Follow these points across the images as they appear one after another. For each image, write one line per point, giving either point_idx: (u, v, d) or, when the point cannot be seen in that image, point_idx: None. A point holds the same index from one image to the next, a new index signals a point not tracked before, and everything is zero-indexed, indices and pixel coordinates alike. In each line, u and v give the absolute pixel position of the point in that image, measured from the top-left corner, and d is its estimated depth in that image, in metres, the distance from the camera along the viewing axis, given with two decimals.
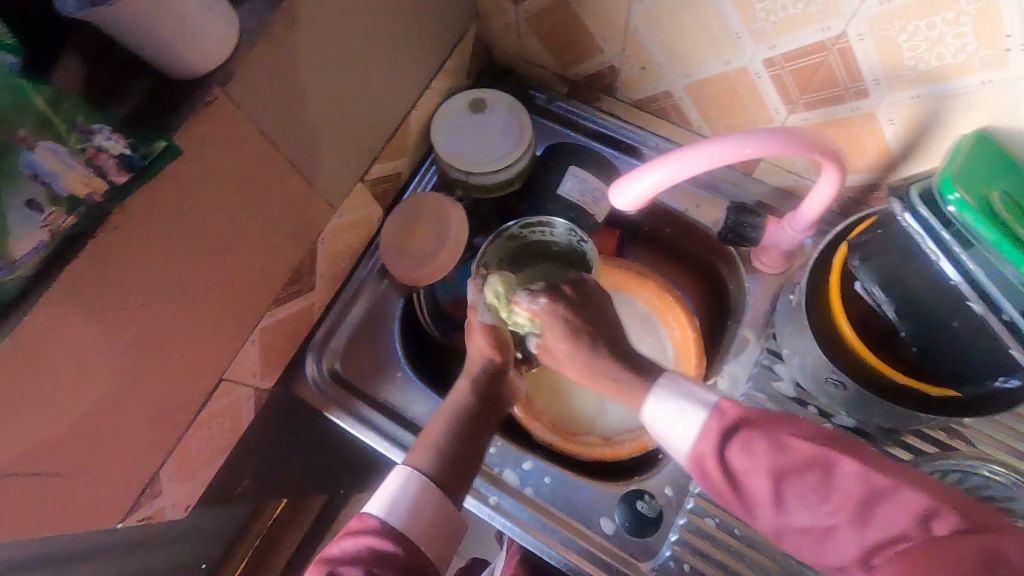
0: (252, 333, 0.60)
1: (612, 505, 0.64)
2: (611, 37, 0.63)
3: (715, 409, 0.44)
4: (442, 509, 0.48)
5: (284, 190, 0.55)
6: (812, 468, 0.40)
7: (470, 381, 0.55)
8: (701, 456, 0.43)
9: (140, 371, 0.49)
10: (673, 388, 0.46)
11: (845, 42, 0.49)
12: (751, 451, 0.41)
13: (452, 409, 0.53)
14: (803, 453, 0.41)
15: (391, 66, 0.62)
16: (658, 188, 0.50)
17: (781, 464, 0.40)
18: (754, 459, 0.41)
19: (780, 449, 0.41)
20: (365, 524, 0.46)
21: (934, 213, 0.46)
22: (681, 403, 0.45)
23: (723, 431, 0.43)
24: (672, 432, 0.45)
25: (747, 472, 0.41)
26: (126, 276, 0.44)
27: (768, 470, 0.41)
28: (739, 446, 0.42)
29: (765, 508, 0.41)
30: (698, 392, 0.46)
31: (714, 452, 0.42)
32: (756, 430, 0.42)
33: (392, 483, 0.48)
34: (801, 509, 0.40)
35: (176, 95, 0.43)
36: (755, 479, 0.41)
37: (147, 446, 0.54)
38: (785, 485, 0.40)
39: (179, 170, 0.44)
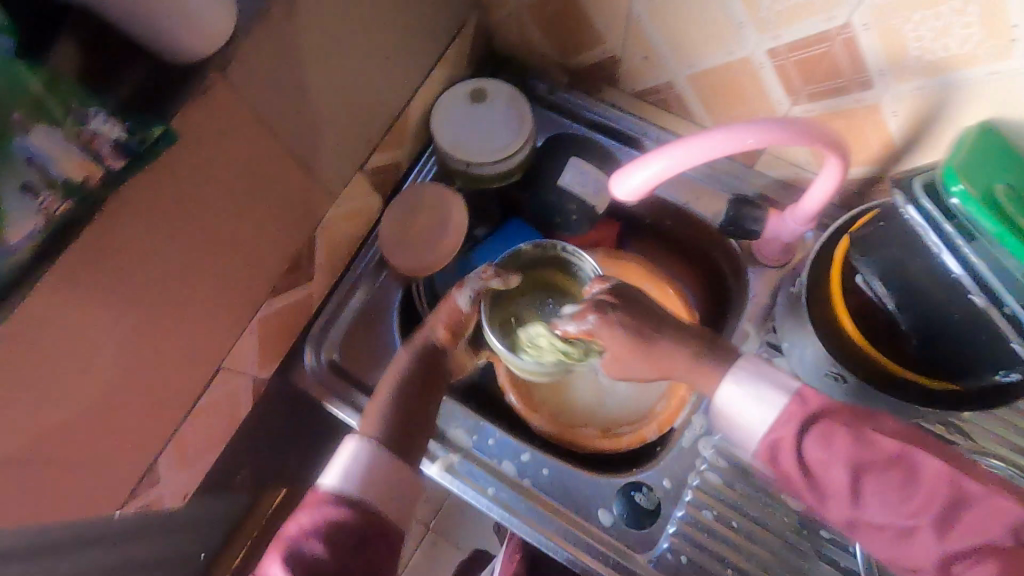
0: (251, 322, 0.60)
1: (611, 497, 0.64)
2: (614, 27, 0.62)
3: (797, 395, 0.47)
4: (390, 467, 0.50)
5: (284, 178, 0.54)
6: (894, 466, 0.43)
7: (411, 348, 0.58)
8: (778, 440, 0.46)
9: (137, 358, 0.49)
10: (753, 376, 0.49)
11: (850, 32, 0.48)
12: (830, 444, 0.44)
13: (398, 367, 0.58)
14: (887, 451, 0.44)
15: (392, 54, 0.61)
16: (660, 178, 0.49)
17: (863, 462, 0.43)
18: (834, 450, 0.44)
19: (862, 445, 0.44)
20: (320, 497, 0.48)
21: (937, 204, 0.46)
22: (760, 390, 0.48)
23: (805, 418, 0.46)
24: (751, 416, 0.48)
25: (823, 462, 0.44)
26: (124, 263, 0.44)
27: (848, 461, 0.43)
28: (815, 437, 0.45)
29: (842, 501, 0.44)
30: (778, 377, 0.48)
31: (793, 442, 0.45)
32: (835, 422, 0.45)
33: (344, 452, 0.50)
34: (881, 504, 0.43)
35: (173, 80, 0.42)
36: (832, 471, 0.44)
37: (145, 434, 0.54)
38: (863, 482, 0.44)
39: (177, 156, 0.43)
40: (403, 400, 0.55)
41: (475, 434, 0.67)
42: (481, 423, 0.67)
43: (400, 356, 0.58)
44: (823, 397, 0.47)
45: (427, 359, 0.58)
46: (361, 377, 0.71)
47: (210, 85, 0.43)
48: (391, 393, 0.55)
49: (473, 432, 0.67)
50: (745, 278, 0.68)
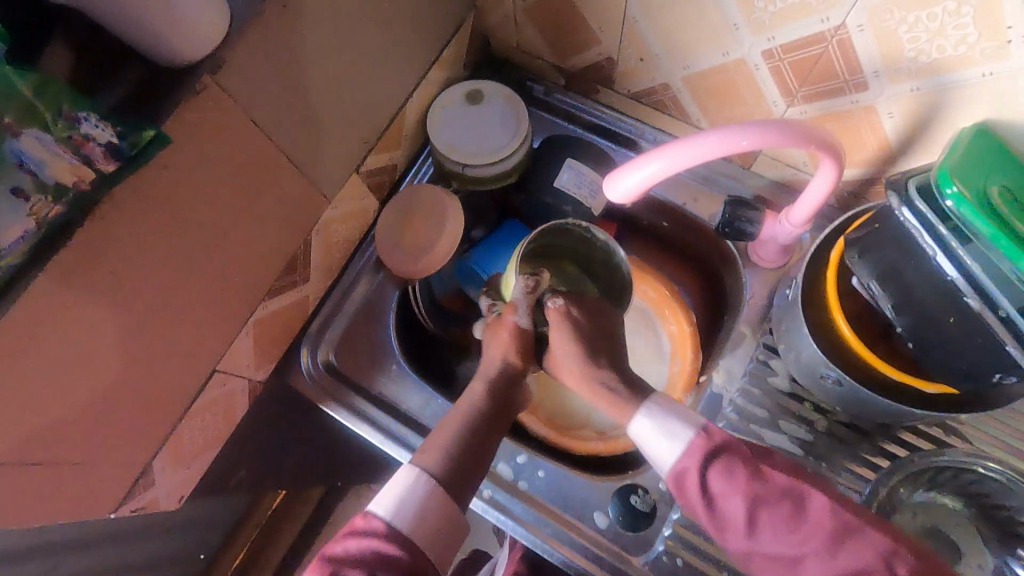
0: (247, 324, 0.60)
1: (606, 499, 0.64)
2: (610, 29, 0.62)
3: (691, 439, 0.49)
4: (445, 513, 0.48)
5: (279, 181, 0.54)
6: (785, 498, 0.45)
7: (486, 380, 0.56)
8: (684, 470, 0.48)
9: (132, 361, 0.49)
10: (663, 413, 0.51)
11: (845, 33, 0.48)
12: (730, 477, 0.46)
13: (458, 420, 0.54)
14: (780, 484, 0.45)
15: (387, 56, 0.61)
16: (652, 180, 0.49)
17: (757, 494, 0.45)
18: (734, 482, 0.46)
19: (760, 480, 0.45)
20: (368, 525, 0.46)
21: (932, 207, 0.45)
22: (664, 428, 0.50)
23: (709, 451, 0.48)
24: (662, 452, 0.50)
25: (724, 494, 0.46)
26: (119, 266, 0.44)
27: (745, 493, 0.45)
28: (717, 471, 0.47)
29: (738, 530, 0.45)
30: (687, 415, 0.51)
31: (699, 471, 0.47)
32: (736, 457, 0.47)
33: (399, 482, 0.48)
34: (773, 533, 0.44)
35: (165, 84, 0.42)
36: (732, 501, 0.45)
37: (141, 437, 0.54)
38: (759, 514, 0.44)
39: (170, 160, 0.43)
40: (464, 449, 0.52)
41: None
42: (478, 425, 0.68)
43: (475, 386, 0.56)
44: (728, 432, 0.49)
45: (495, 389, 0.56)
46: (358, 378, 0.71)
47: (204, 87, 0.43)
48: (450, 441, 0.52)
49: None
50: (742, 280, 0.68)
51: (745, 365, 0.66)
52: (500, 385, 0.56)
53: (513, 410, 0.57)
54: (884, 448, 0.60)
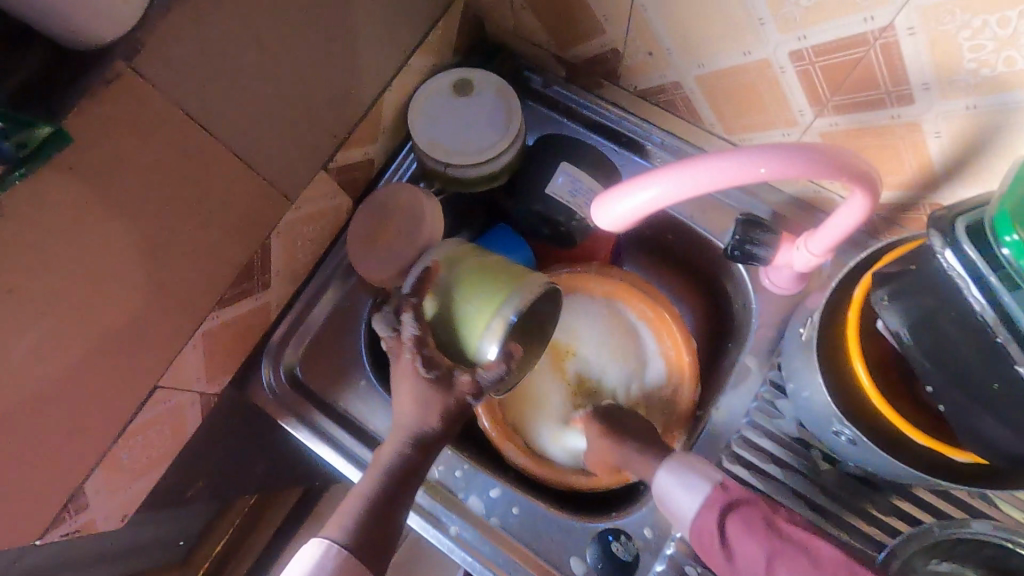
0: (192, 336, 0.54)
1: (584, 543, 0.58)
2: (615, 17, 0.54)
3: (709, 494, 0.49)
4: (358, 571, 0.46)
5: (224, 182, 0.48)
6: (802, 551, 0.44)
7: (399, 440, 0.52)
8: (705, 526, 0.48)
9: (45, 383, 0.43)
10: (681, 462, 0.52)
11: (892, 36, 0.40)
12: (749, 534, 0.45)
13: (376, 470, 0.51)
14: (801, 538, 0.45)
15: (359, 39, 0.53)
16: (651, 207, 0.42)
17: (776, 547, 0.44)
18: (752, 537, 0.45)
19: (780, 533, 0.45)
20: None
21: (984, 253, 0.38)
22: (685, 483, 0.50)
23: (727, 504, 0.48)
24: (679, 500, 0.50)
25: (743, 551, 0.45)
26: (17, 279, 0.38)
27: (765, 547, 0.44)
28: (737, 526, 0.46)
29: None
30: (703, 464, 0.51)
31: (717, 529, 0.47)
32: (754, 513, 0.47)
33: (304, 558, 0.45)
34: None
35: (70, 72, 0.35)
36: (752, 558, 0.45)
37: (65, 462, 0.49)
38: (775, 567, 0.44)
39: (75, 160, 0.37)
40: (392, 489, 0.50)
41: (442, 465, 0.61)
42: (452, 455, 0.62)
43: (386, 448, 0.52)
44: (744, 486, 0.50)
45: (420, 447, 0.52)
46: (323, 394, 0.66)
47: (117, 76, 0.36)
48: (357, 502, 0.49)
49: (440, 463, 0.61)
50: (749, 305, 0.61)
51: (748, 403, 0.59)
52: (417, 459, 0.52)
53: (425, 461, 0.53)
54: (899, 507, 0.54)
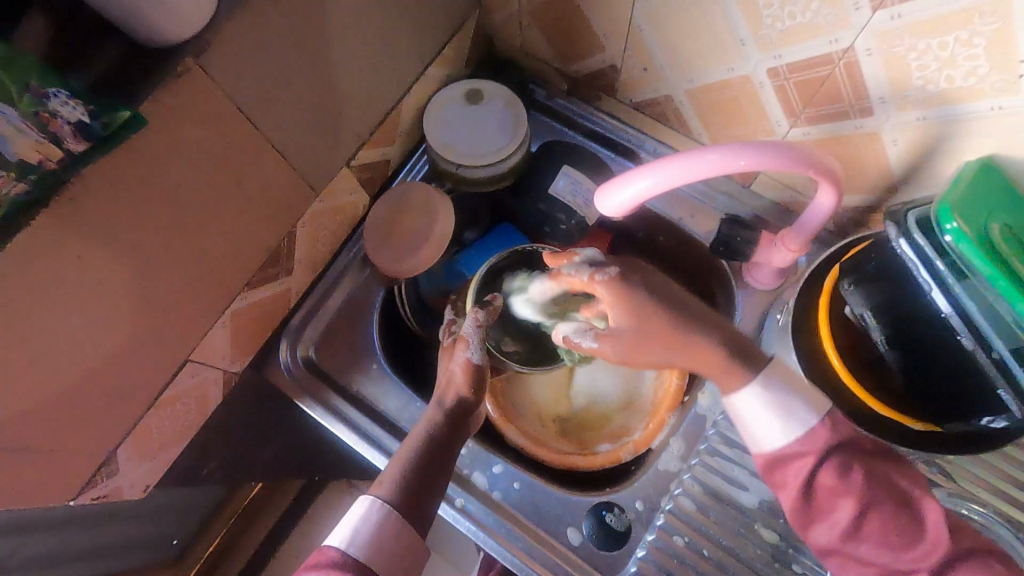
0: (223, 314, 0.58)
1: (581, 515, 0.62)
2: (615, 36, 0.60)
3: (811, 429, 0.45)
4: (404, 535, 0.47)
5: (263, 171, 0.53)
6: (903, 509, 0.43)
7: (437, 406, 0.55)
8: (790, 456, 0.45)
9: (97, 346, 0.47)
10: (783, 386, 0.47)
11: (853, 56, 0.47)
12: (847, 476, 0.43)
13: (417, 437, 0.53)
14: (900, 494, 0.43)
15: (385, 48, 0.59)
16: (648, 194, 0.48)
17: (874, 498, 0.43)
18: (850, 484, 0.43)
19: (877, 480, 0.43)
20: (325, 557, 0.45)
21: (931, 241, 0.44)
22: (775, 408, 0.46)
23: (829, 443, 0.45)
24: (766, 427, 0.46)
25: (835, 490, 0.43)
26: (86, 247, 0.42)
27: (858, 497, 0.43)
28: (832, 467, 0.44)
29: (836, 527, 0.44)
30: (810, 395, 0.46)
31: (811, 468, 0.44)
32: (857, 457, 0.44)
33: (356, 511, 0.47)
34: (876, 542, 0.43)
35: (145, 65, 0.41)
36: (841, 500, 0.43)
37: (104, 425, 0.53)
38: (869, 518, 0.42)
39: (145, 142, 0.42)
40: (429, 457, 0.51)
41: None
42: None
43: (428, 416, 0.54)
44: (851, 427, 0.46)
45: (450, 414, 0.55)
46: (337, 377, 0.70)
47: (185, 70, 0.41)
48: (408, 458, 0.51)
49: None
50: (733, 299, 0.67)
51: None
52: (454, 421, 0.54)
53: (464, 432, 0.56)
54: None
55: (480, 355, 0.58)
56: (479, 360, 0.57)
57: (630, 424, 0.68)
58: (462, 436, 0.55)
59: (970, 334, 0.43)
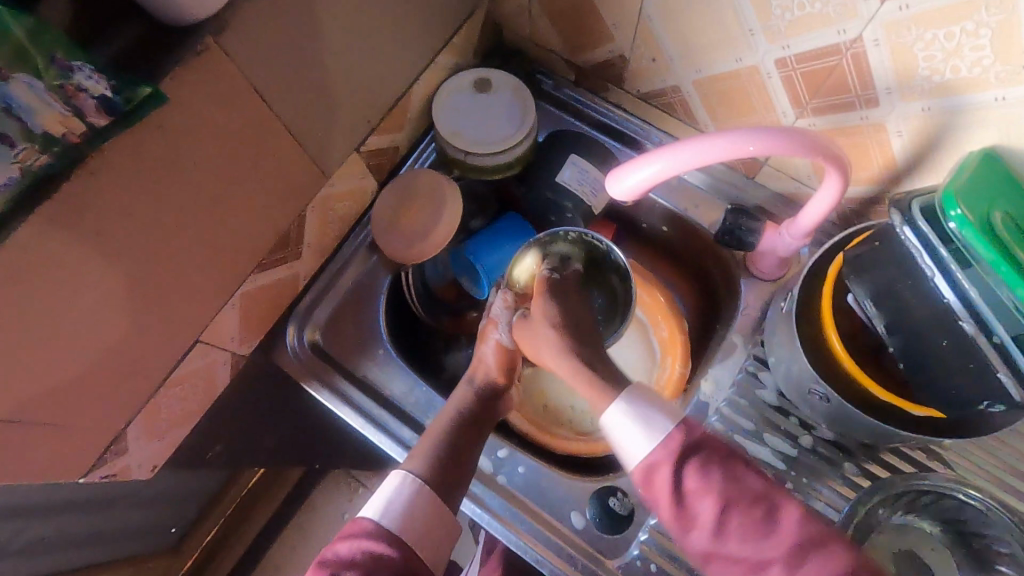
0: (234, 296, 0.59)
1: (585, 500, 0.63)
2: (624, 26, 0.61)
3: (668, 436, 0.49)
4: (434, 508, 0.51)
5: (276, 152, 0.53)
6: (758, 502, 0.45)
7: (472, 387, 0.62)
8: (653, 466, 0.49)
9: (113, 322, 0.48)
10: (638, 406, 0.52)
11: (860, 46, 0.47)
12: (705, 476, 0.47)
13: (450, 416, 0.60)
14: (754, 488, 0.46)
15: (397, 34, 0.60)
16: (657, 179, 0.48)
17: (730, 495, 0.46)
18: (709, 483, 0.46)
19: (732, 482, 0.46)
20: (358, 528, 0.49)
21: (935, 227, 0.45)
22: (634, 423, 0.51)
23: (683, 453, 0.48)
24: (634, 442, 0.51)
25: (698, 492, 0.46)
26: (104, 222, 0.43)
27: (716, 494, 0.46)
28: (693, 470, 0.47)
29: (702, 531, 0.46)
30: (663, 411, 0.51)
31: (671, 469, 0.48)
32: (712, 457, 0.48)
33: (388, 486, 0.51)
34: (739, 538, 0.45)
35: (166, 42, 0.41)
36: (703, 500, 0.46)
37: (116, 402, 0.53)
38: (728, 516, 0.45)
39: (165, 119, 0.42)
40: (456, 445, 0.57)
41: None
42: None
43: (461, 393, 0.62)
44: (705, 432, 0.50)
45: (478, 398, 0.62)
46: (344, 361, 0.71)
47: (205, 49, 0.42)
48: (443, 432, 0.58)
49: None
50: (736, 289, 0.68)
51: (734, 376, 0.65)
52: (483, 400, 0.62)
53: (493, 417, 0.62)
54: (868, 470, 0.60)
55: (509, 337, 0.64)
56: (507, 342, 0.64)
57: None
58: (488, 423, 0.62)
59: (971, 318, 0.45)
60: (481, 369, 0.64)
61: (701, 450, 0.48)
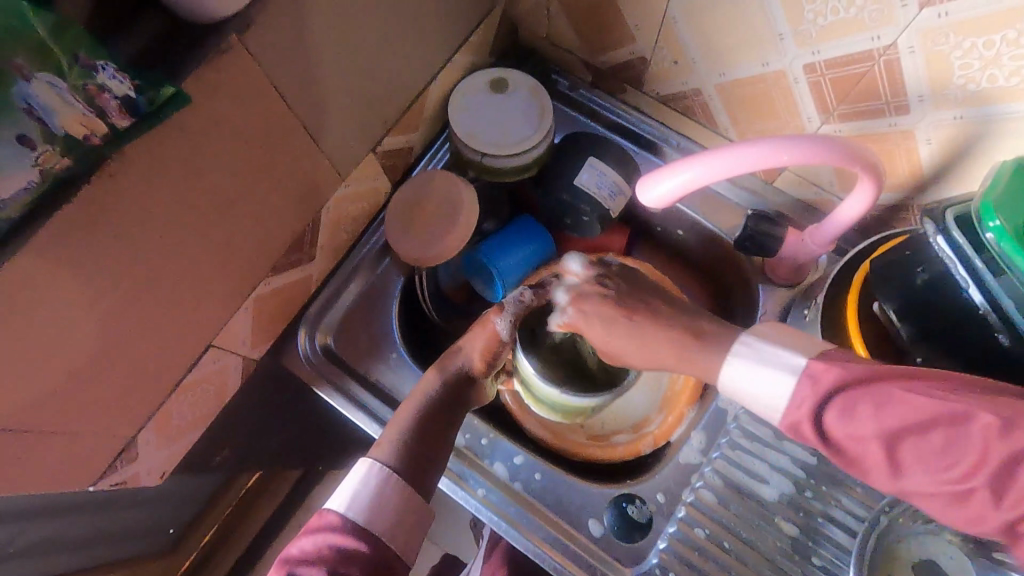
0: (246, 300, 0.57)
1: (602, 508, 0.62)
2: (647, 26, 0.60)
3: (805, 378, 0.44)
4: (402, 499, 0.50)
5: (293, 153, 0.52)
6: (934, 425, 0.37)
7: (445, 371, 0.59)
8: (797, 423, 0.43)
9: (126, 329, 0.46)
10: (762, 352, 0.47)
11: (895, 53, 0.47)
12: (849, 416, 0.40)
13: (423, 395, 0.58)
14: (926, 413, 0.38)
15: (415, 32, 0.58)
16: (693, 184, 0.47)
17: (895, 429, 0.38)
18: (859, 424, 0.39)
19: (893, 410, 0.39)
20: (325, 521, 0.48)
21: (968, 235, 0.45)
22: (765, 366, 0.46)
23: (822, 397, 0.42)
24: (764, 395, 0.46)
25: (851, 437, 0.40)
26: (120, 228, 0.41)
27: (872, 432, 0.39)
28: (835, 410, 0.41)
29: (881, 473, 0.40)
30: (785, 357, 0.46)
31: (814, 418, 0.42)
32: (858, 391, 0.40)
33: (356, 476, 0.50)
34: (922, 470, 0.38)
35: (187, 39, 0.39)
36: (863, 444, 0.39)
37: (126, 410, 0.52)
38: (899, 449, 0.39)
39: (185, 120, 0.40)
40: (423, 426, 0.55)
41: (469, 432, 0.66)
42: (478, 423, 0.66)
43: (431, 377, 0.59)
44: (845, 364, 0.43)
45: (450, 380, 0.58)
46: (355, 365, 0.69)
47: (228, 47, 0.40)
48: (414, 412, 0.56)
49: (466, 430, 0.66)
50: (754, 294, 0.67)
51: None
52: (453, 389, 0.58)
53: (468, 405, 0.60)
54: None
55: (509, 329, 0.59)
56: (505, 333, 0.59)
57: (646, 413, 0.69)
58: (459, 411, 0.59)
59: (1006, 328, 0.44)
60: (462, 355, 0.60)
61: (841, 389, 0.41)
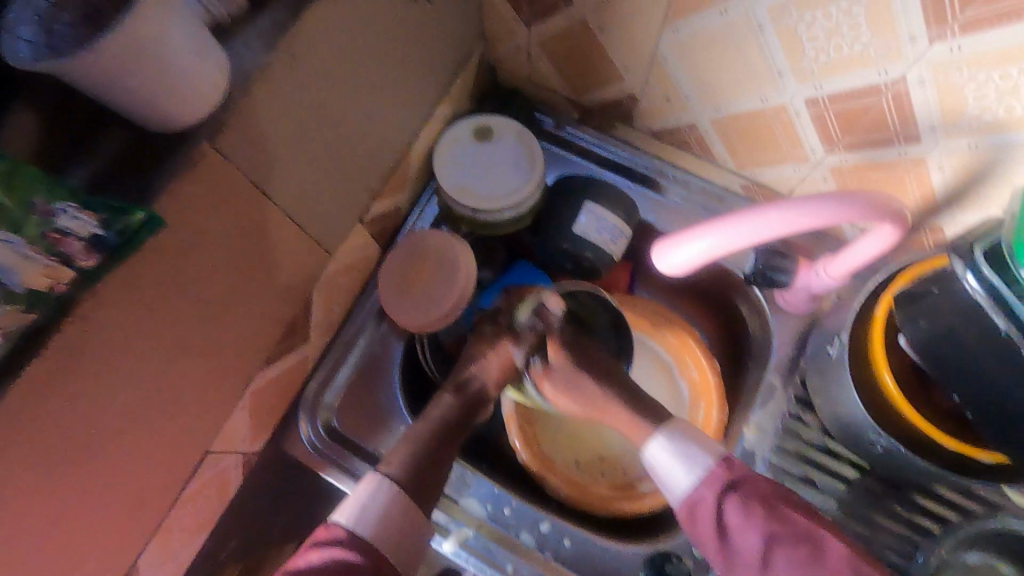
0: (243, 396, 0.53)
1: (637, 567, 0.60)
2: (634, 64, 0.57)
3: (721, 463, 0.48)
4: (407, 514, 0.48)
5: (280, 240, 0.48)
6: (804, 539, 0.44)
7: (462, 391, 0.58)
8: (698, 500, 0.47)
9: (117, 462, 0.42)
10: (683, 438, 0.50)
11: (903, 86, 0.45)
12: (746, 511, 0.45)
13: (431, 417, 0.56)
14: (800, 525, 0.44)
15: (393, 95, 0.55)
16: (713, 254, 0.47)
17: (775, 532, 0.44)
18: (750, 519, 0.45)
19: (776, 516, 0.45)
20: (331, 534, 0.46)
21: (1001, 273, 0.43)
22: (688, 448, 0.49)
23: (727, 485, 0.47)
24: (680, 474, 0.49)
25: (739, 528, 0.45)
26: (100, 364, 0.37)
27: (763, 530, 0.44)
28: (736, 504, 0.45)
29: (749, 565, 0.45)
30: (707, 443, 0.49)
31: (716, 503, 0.46)
32: (752, 492, 0.46)
33: (362, 487, 0.48)
34: (785, 574, 0.43)
35: (153, 154, 0.36)
36: (748, 536, 0.44)
37: (124, 540, 0.47)
38: (773, 552, 0.44)
39: (162, 241, 0.37)
40: (432, 441, 0.54)
41: (489, 502, 0.63)
42: (497, 489, 0.63)
43: (442, 396, 0.58)
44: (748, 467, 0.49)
45: (462, 401, 0.58)
46: (361, 443, 0.65)
47: (201, 155, 0.37)
48: (418, 436, 0.54)
49: (486, 500, 0.63)
50: (769, 327, 0.64)
51: (777, 420, 0.61)
52: (465, 409, 0.57)
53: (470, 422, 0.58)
54: (924, 505, 0.56)
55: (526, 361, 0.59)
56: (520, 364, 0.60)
57: None
58: (459, 440, 0.57)
59: None
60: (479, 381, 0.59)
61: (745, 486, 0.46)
